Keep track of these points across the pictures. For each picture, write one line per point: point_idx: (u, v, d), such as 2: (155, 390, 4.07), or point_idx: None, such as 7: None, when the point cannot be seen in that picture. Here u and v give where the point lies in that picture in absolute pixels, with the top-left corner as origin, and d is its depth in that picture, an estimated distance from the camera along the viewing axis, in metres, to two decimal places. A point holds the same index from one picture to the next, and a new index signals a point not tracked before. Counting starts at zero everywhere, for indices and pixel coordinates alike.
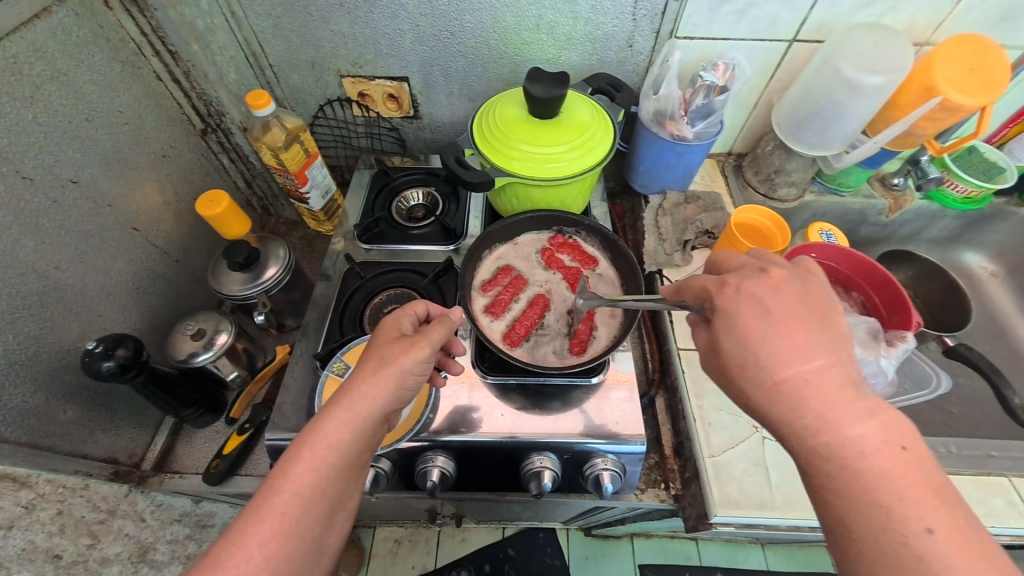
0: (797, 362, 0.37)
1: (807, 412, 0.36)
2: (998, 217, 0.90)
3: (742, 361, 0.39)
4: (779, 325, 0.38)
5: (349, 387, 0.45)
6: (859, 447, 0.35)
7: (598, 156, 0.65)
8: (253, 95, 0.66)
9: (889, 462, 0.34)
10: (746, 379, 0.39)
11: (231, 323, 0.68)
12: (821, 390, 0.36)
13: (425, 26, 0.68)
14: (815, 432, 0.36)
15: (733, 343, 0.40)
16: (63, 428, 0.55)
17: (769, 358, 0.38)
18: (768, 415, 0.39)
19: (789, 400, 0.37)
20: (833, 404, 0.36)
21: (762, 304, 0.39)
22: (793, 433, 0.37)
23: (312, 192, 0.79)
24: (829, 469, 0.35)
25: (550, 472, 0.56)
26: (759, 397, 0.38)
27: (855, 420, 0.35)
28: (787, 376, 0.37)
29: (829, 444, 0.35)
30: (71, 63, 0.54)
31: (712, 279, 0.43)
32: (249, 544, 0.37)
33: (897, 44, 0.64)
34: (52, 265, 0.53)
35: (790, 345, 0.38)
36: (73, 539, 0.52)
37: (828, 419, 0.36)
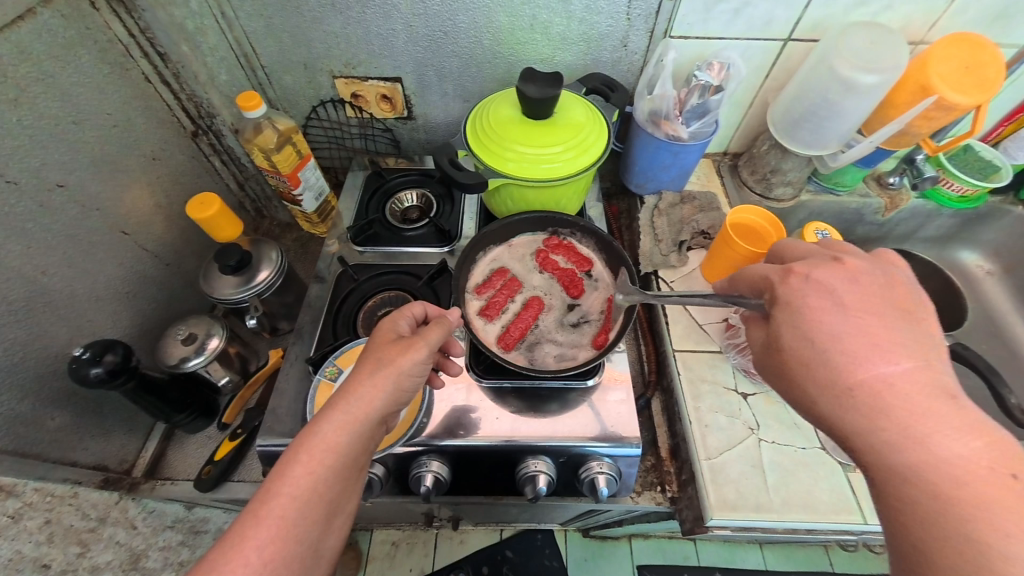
0: (880, 362, 0.37)
1: (889, 421, 0.36)
2: (993, 216, 0.90)
3: (808, 356, 0.40)
4: (859, 322, 0.39)
5: (346, 390, 0.44)
6: (943, 463, 0.34)
7: (594, 156, 0.65)
8: (243, 96, 0.65)
9: (982, 482, 0.33)
10: (813, 377, 0.40)
11: (223, 327, 0.68)
12: (904, 396, 0.36)
13: (418, 26, 0.67)
14: (900, 445, 0.36)
15: (798, 335, 0.41)
16: (51, 435, 0.55)
17: (842, 356, 0.38)
18: (839, 425, 0.39)
19: (867, 405, 0.37)
20: (919, 414, 0.36)
21: (834, 294, 0.40)
22: (870, 446, 0.37)
23: (305, 194, 0.78)
24: (913, 484, 0.35)
25: (546, 476, 0.56)
26: (827, 402, 0.39)
27: (943, 434, 0.35)
28: (863, 377, 0.37)
29: (915, 458, 0.35)
30: (58, 65, 0.53)
31: (775, 269, 0.45)
32: (246, 548, 0.36)
33: (891, 43, 0.64)
34: (39, 270, 0.53)
35: (867, 344, 0.38)
36: (63, 548, 0.50)
37: (914, 430, 0.35)
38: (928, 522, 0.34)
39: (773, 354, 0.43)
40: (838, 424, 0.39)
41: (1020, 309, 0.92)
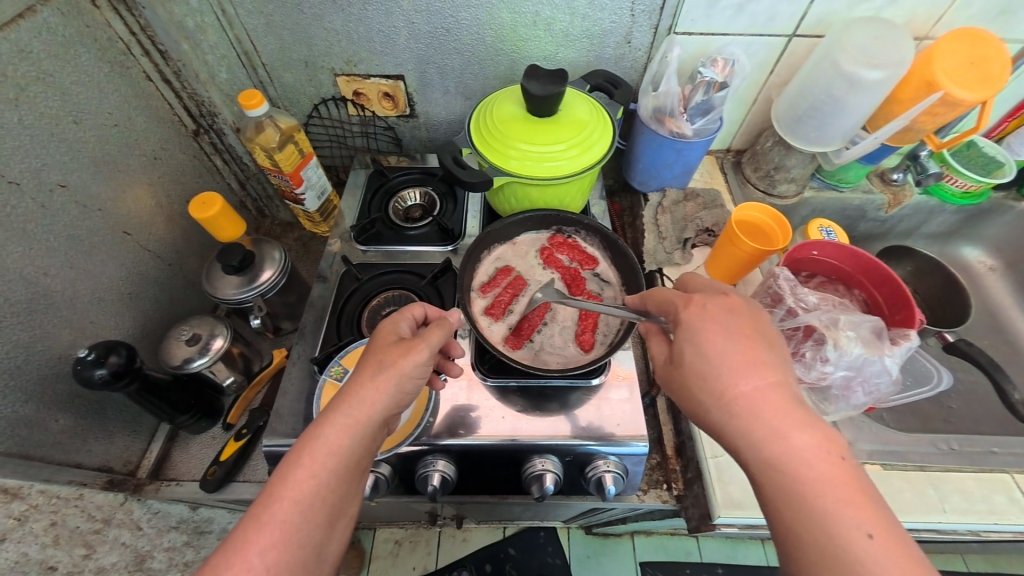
0: (752, 375, 0.40)
1: (762, 423, 0.38)
2: (996, 212, 0.89)
3: (702, 370, 0.41)
4: (736, 341, 0.41)
5: (347, 393, 0.44)
6: (800, 456, 0.37)
7: (597, 154, 0.64)
8: (245, 95, 0.64)
9: (828, 469, 0.36)
10: (705, 388, 0.41)
11: (226, 327, 0.67)
12: (770, 402, 0.39)
13: (420, 23, 0.67)
14: (768, 442, 0.38)
15: (695, 353, 0.42)
16: (56, 438, 0.54)
17: (726, 369, 0.40)
18: (722, 429, 0.41)
19: (741, 412, 0.39)
20: (780, 415, 0.38)
21: (723, 323, 0.43)
22: (748, 446, 0.39)
23: (307, 193, 0.78)
24: (777, 478, 0.37)
25: (552, 475, 0.56)
26: (716, 411, 0.40)
27: (800, 430, 0.38)
28: (743, 389, 0.39)
29: (780, 453, 0.37)
30: (58, 64, 0.52)
31: (678, 295, 0.46)
32: (249, 554, 0.36)
33: (897, 38, 0.63)
34: (41, 271, 0.52)
35: (742, 358, 0.40)
36: (68, 550, 0.51)
37: (777, 429, 0.38)
38: (791, 513, 0.36)
39: (676, 372, 0.44)
40: (722, 429, 0.40)
41: (1022, 304, 0.91)
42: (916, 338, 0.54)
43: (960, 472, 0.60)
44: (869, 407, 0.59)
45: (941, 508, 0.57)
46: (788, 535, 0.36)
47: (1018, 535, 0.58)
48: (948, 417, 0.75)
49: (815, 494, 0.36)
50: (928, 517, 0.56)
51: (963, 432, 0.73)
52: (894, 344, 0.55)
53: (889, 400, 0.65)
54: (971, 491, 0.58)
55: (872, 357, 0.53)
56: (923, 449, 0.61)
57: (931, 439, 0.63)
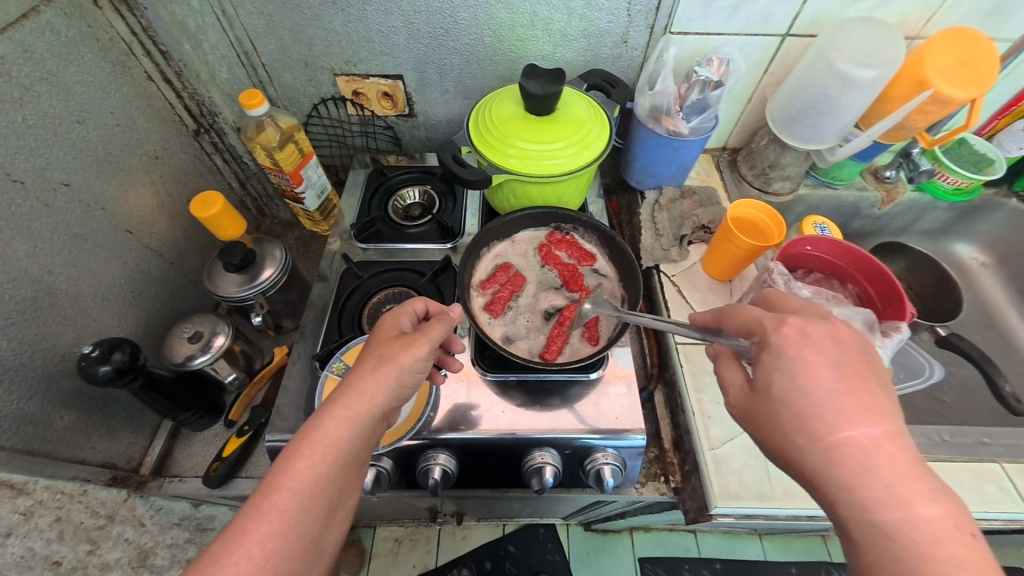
0: (864, 423, 0.37)
1: (874, 480, 0.35)
2: (987, 208, 0.91)
3: (802, 407, 0.39)
4: (845, 383, 0.38)
5: (348, 385, 0.45)
6: (922, 528, 0.34)
7: (595, 152, 0.65)
8: (246, 95, 0.65)
9: (954, 547, 0.33)
10: (804, 428, 0.38)
11: (228, 325, 0.68)
12: (887, 459, 0.36)
13: (418, 24, 0.67)
14: (880, 503, 0.35)
15: (791, 387, 0.39)
16: (60, 434, 0.55)
17: (834, 412, 0.37)
18: (820, 476, 0.38)
19: (849, 462, 0.36)
20: (901, 475, 0.35)
21: (829, 357, 0.39)
22: (852, 500, 0.36)
23: (307, 192, 0.78)
24: (887, 544, 0.34)
25: (552, 468, 0.57)
26: (814, 455, 0.38)
27: (923, 497, 0.34)
28: (851, 437, 0.37)
29: (898, 519, 0.34)
30: (61, 64, 0.53)
31: (767, 314, 0.43)
32: (248, 543, 0.37)
33: (888, 38, 0.64)
34: (45, 269, 0.53)
35: (855, 404, 0.37)
36: (73, 546, 0.52)
37: (896, 492, 0.35)
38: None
39: (760, 402, 0.42)
40: (819, 476, 0.37)
41: (1014, 299, 0.93)
42: (906, 330, 0.56)
43: (952, 462, 0.61)
44: None
45: None
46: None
47: (1010, 524, 0.58)
48: (941, 410, 0.76)
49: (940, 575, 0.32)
50: None
51: (956, 424, 0.75)
52: (885, 336, 0.57)
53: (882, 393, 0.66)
54: (962, 481, 0.60)
55: None
56: (915, 441, 0.63)
57: (923, 431, 0.64)
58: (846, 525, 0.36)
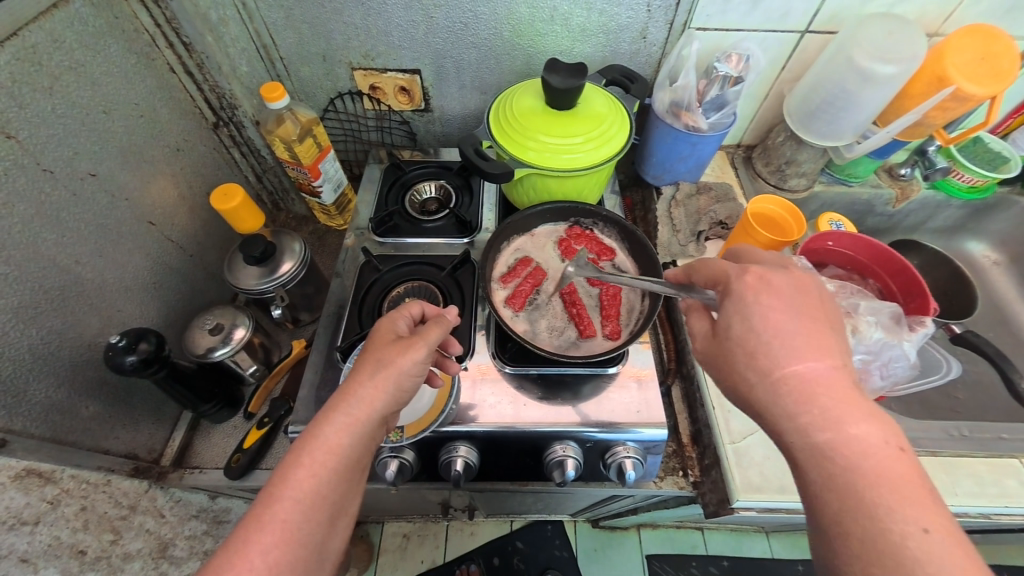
0: (811, 358, 0.39)
1: (814, 408, 0.37)
2: (1001, 206, 0.91)
3: (754, 347, 0.40)
4: (798, 322, 0.40)
5: (346, 392, 0.45)
6: (855, 445, 0.36)
7: (616, 147, 0.65)
8: (267, 87, 0.65)
9: (883, 459, 0.35)
10: (755, 365, 0.40)
11: (247, 317, 0.68)
12: (827, 387, 0.38)
13: (438, 18, 0.67)
14: (818, 426, 0.37)
15: (745, 328, 0.41)
16: (85, 424, 0.55)
17: (781, 347, 0.39)
18: (765, 406, 0.40)
19: (793, 394, 0.38)
20: (838, 402, 0.37)
21: (785, 300, 0.41)
22: (795, 426, 0.38)
23: (324, 186, 0.78)
24: (824, 463, 0.36)
25: (573, 460, 0.57)
26: (762, 390, 0.40)
27: (856, 418, 0.37)
28: (795, 370, 0.38)
29: (831, 439, 0.36)
30: (89, 55, 0.53)
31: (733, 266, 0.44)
32: (251, 554, 0.37)
33: (910, 33, 0.64)
34: (73, 259, 0.53)
35: (804, 340, 0.39)
36: (97, 535, 0.51)
37: (833, 414, 0.37)
38: (838, 497, 0.35)
39: (718, 347, 0.43)
40: (766, 407, 0.40)
41: None
42: (931, 324, 0.56)
43: (971, 457, 0.61)
44: (883, 395, 0.60)
45: (954, 492, 0.58)
46: (835, 523, 0.35)
47: None
48: (955, 407, 0.77)
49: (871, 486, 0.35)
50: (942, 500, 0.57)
51: (970, 420, 0.75)
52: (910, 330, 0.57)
53: (903, 388, 0.65)
54: (981, 475, 0.60)
55: (891, 341, 0.54)
56: (934, 435, 0.63)
57: (942, 425, 0.64)
58: (789, 449, 0.39)
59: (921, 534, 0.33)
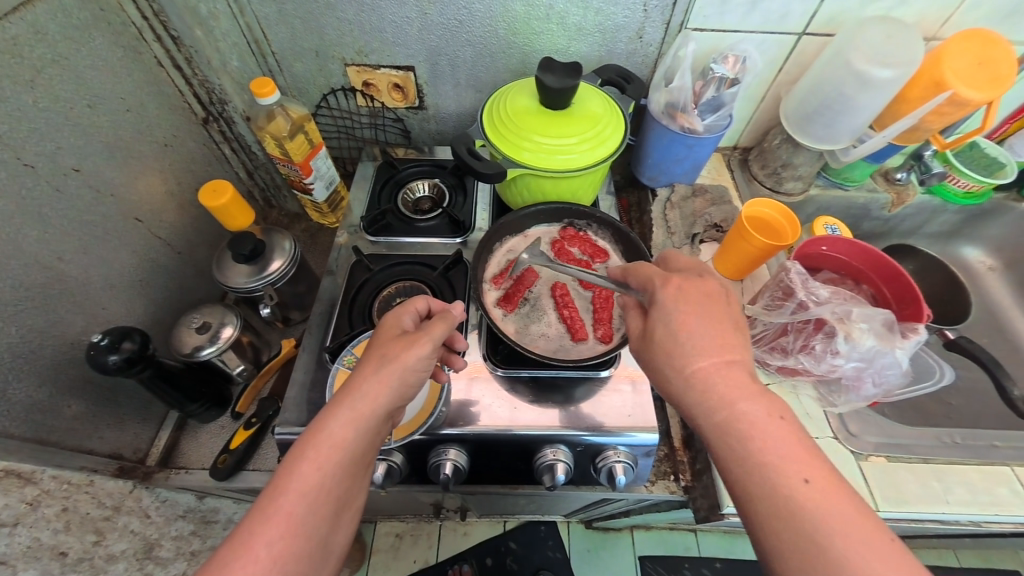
0: (710, 351, 0.42)
1: (714, 394, 0.40)
2: (997, 212, 0.91)
3: (668, 345, 0.43)
4: (701, 320, 0.43)
5: (352, 387, 0.44)
6: (748, 421, 0.39)
7: (611, 148, 0.65)
8: (257, 83, 0.64)
9: (776, 432, 0.38)
10: (670, 362, 0.43)
11: (236, 316, 0.67)
12: (725, 377, 0.41)
13: (432, 15, 0.67)
14: (717, 409, 0.40)
15: (665, 330, 0.44)
16: (69, 423, 0.54)
17: (692, 344, 0.42)
18: (680, 400, 0.42)
19: (699, 386, 0.41)
20: (733, 385, 0.40)
21: (693, 301, 0.44)
22: (704, 412, 0.41)
23: (316, 183, 0.77)
24: (728, 441, 0.39)
25: (563, 465, 0.56)
26: (677, 384, 0.42)
27: (748, 399, 0.39)
28: (701, 365, 0.41)
29: (728, 420, 0.39)
30: (73, 47, 0.52)
31: (658, 272, 0.48)
32: (256, 546, 0.36)
33: (907, 37, 0.64)
34: (56, 256, 0.52)
35: (704, 336, 0.42)
36: (80, 536, 0.51)
37: (727, 395, 0.40)
38: (742, 470, 0.38)
39: (643, 348, 0.46)
40: (682, 400, 0.42)
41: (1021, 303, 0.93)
42: (924, 332, 0.56)
43: (963, 464, 0.61)
44: (876, 401, 0.59)
45: (946, 500, 0.58)
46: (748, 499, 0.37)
47: (1020, 526, 0.59)
48: (948, 413, 0.77)
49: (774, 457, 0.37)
50: (934, 509, 0.57)
51: (962, 427, 0.75)
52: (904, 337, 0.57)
53: (896, 394, 0.65)
54: (974, 483, 0.60)
55: (884, 349, 0.54)
56: (925, 442, 0.63)
57: (934, 432, 0.64)
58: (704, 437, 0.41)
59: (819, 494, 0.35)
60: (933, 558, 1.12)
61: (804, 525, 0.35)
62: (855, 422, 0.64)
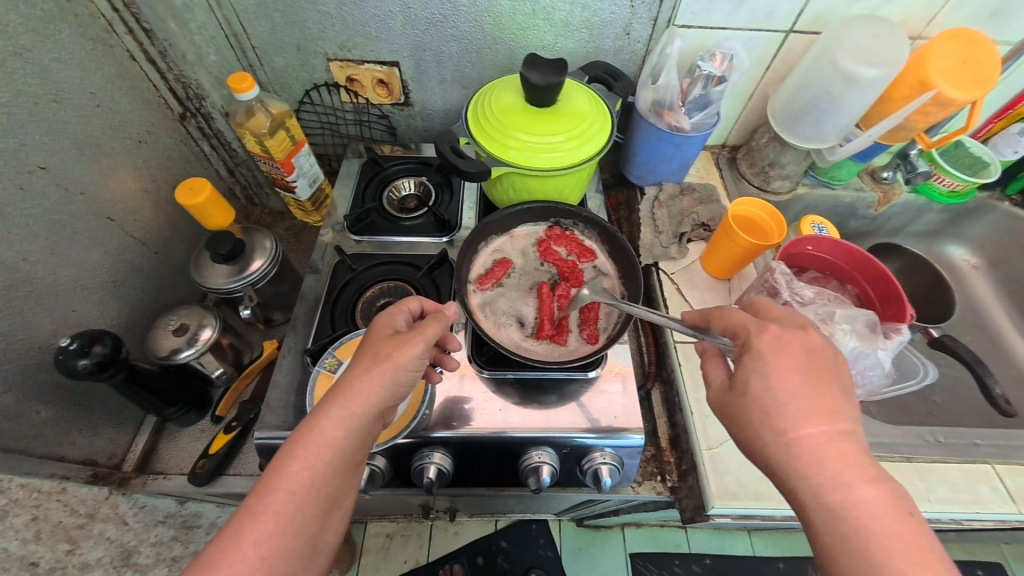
0: (821, 421, 0.38)
1: (824, 469, 0.36)
2: (981, 211, 0.92)
3: (769, 405, 0.39)
4: (809, 384, 0.39)
5: (342, 386, 0.43)
6: (864, 509, 0.34)
7: (597, 146, 0.64)
8: (235, 78, 0.62)
9: (899, 529, 0.34)
10: (767, 424, 0.39)
11: (215, 317, 0.66)
12: (839, 453, 0.36)
13: (416, 9, 0.65)
14: (830, 488, 0.36)
15: (762, 386, 0.40)
16: (37, 429, 0.53)
17: (797, 410, 0.38)
18: (777, 466, 0.38)
19: (804, 456, 0.37)
20: (847, 464, 0.36)
21: (801, 360, 0.40)
22: (808, 487, 0.36)
23: (299, 181, 0.76)
24: (838, 527, 0.35)
25: (549, 467, 0.56)
26: (776, 449, 0.38)
27: (865, 482, 0.35)
28: (810, 434, 0.37)
29: (842, 504, 0.35)
30: (37, 39, 0.50)
31: (751, 319, 0.44)
32: (243, 544, 0.35)
33: (892, 36, 0.64)
34: (21, 257, 0.50)
35: (815, 403, 0.38)
36: (52, 546, 0.49)
37: (841, 476, 0.36)
38: (854, 563, 0.34)
39: (732, 401, 0.42)
40: (780, 467, 0.38)
41: (1004, 301, 0.94)
42: (906, 331, 0.56)
43: (945, 463, 0.61)
44: (860, 401, 0.60)
45: (927, 498, 0.58)
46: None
47: (1000, 523, 0.59)
48: (931, 410, 0.77)
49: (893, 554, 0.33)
50: (916, 507, 0.58)
51: (947, 424, 0.76)
52: (886, 338, 0.57)
53: (882, 393, 0.65)
54: (955, 481, 0.60)
55: (866, 350, 0.54)
56: (909, 441, 0.63)
57: (917, 431, 0.64)
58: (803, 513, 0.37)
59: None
60: None
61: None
62: None
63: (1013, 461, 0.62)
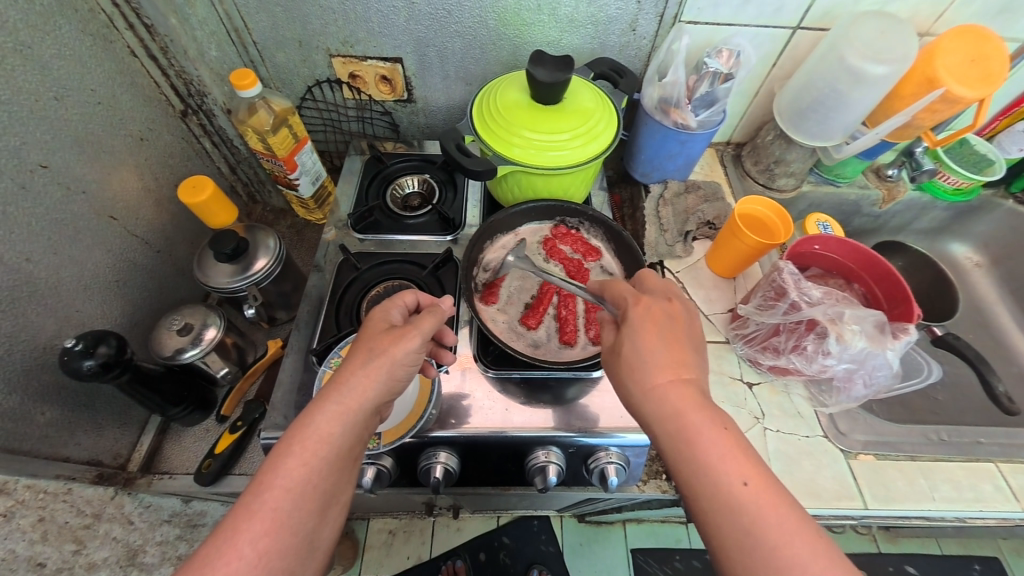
0: (668, 367, 0.43)
1: (669, 407, 0.41)
2: (985, 209, 0.92)
3: (633, 362, 0.44)
4: (664, 340, 0.44)
5: (338, 381, 0.43)
6: (702, 435, 0.39)
7: (602, 144, 0.63)
8: (237, 74, 0.61)
9: (724, 445, 0.38)
10: (632, 378, 0.43)
11: (219, 317, 0.65)
12: (680, 393, 0.41)
13: (420, 5, 0.64)
14: (671, 423, 0.40)
15: (631, 346, 0.44)
16: (42, 431, 0.52)
17: (653, 362, 0.43)
18: (640, 412, 0.43)
19: (657, 399, 0.42)
20: (686, 402, 0.41)
21: (659, 323, 0.45)
22: (662, 428, 0.41)
23: (302, 178, 0.75)
24: (682, 453, 0.39)
25: (556, 467, 0.56)
26: (637, 398, 0.43)
27: (697, 412, 0.40)
28: (659, 381, 0.42)
29: (681, 432, 0.40)
30: (36, 36, 0.49)
31: (631, 290, 0.48)
32: (239, 542, 0.35)
33: (902, 33, 0.63)
34: (22, 256, 0.50)
35: (665, 352, 0.43)
36: (58, 546, 0.48)
37: (680, 409, 0.40)
38: (694, 480, 0.38)
39: (612, 362, 0.46)
40: (642, 415, 0.43)
41: (1006, 299, 0.94)
42: (914, 332, 0.56)
43: (949, 461, 0.62)
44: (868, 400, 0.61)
45: (933, 497, 0.59)
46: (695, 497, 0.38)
47: (1003, 521, 0.60)
48: (934, 409, 0.78)
49: (721, 465, 0.38)
50: (922, 506, 0.58)
51: (950, 423, 0.76)
52: (894, 338, 0.57)
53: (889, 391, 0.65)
54: (959, 480, 0.61)
55: (876, 350, 0.55)
56: (913, 440, 0.63)
57: (922, 429, 0.65)
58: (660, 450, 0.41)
59: (764, 512, 0.35)
60: (916, 546, 1.15)
61: (750, 528, 0.35)
62: (844, 420, 0.64)
63: (1018, 460, 0.62)
